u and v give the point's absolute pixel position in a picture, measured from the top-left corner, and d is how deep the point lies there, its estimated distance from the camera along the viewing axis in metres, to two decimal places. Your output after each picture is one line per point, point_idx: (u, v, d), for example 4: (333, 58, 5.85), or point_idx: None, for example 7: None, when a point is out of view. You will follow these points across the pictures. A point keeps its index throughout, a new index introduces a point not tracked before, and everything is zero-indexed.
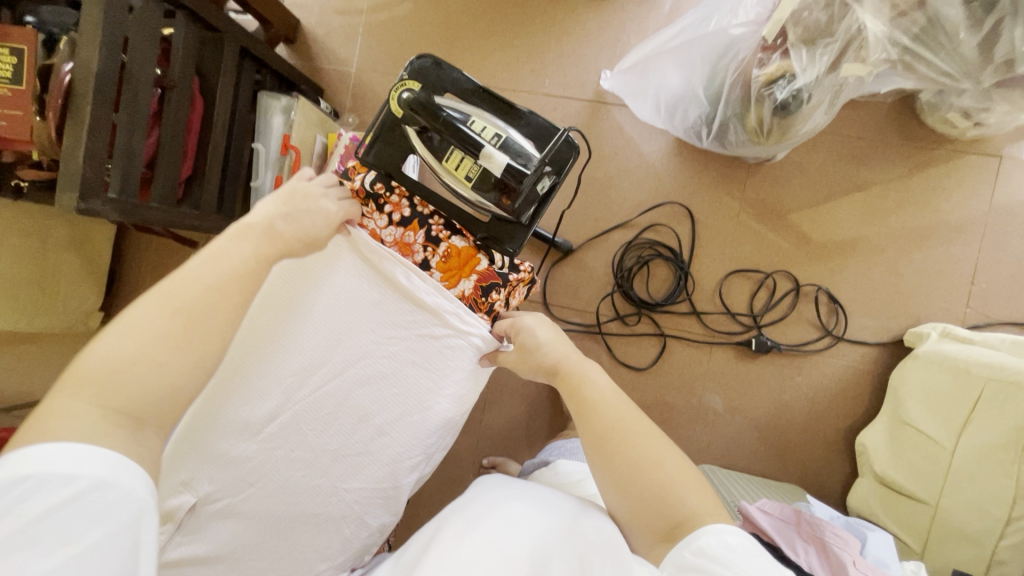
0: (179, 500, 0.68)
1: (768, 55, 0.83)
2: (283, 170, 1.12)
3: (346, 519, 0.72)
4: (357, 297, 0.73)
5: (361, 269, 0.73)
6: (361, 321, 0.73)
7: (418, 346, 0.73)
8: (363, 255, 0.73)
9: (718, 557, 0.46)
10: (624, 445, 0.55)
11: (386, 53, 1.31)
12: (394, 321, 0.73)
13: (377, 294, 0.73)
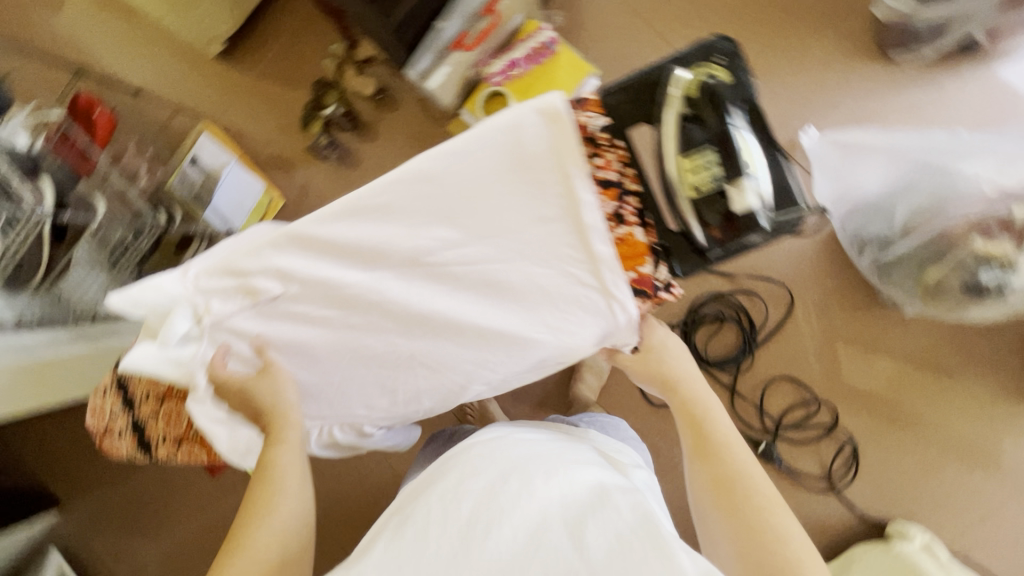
0: (267, 285, 0.62)
1: (1000, 232, 0.79)
2: (472, 28, 1.08)
3: (398, 401, 0.64)
4: (534, 200, 0.56)
5: (553, 174, 0.56)
6: (523, 226, 0.57)
7: (555, 288, 0.58)
8: (563, 161, 0.55)
9: None
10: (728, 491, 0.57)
11: None
12: (555, 249, 0.57)
13: (554, 211, 0.56)
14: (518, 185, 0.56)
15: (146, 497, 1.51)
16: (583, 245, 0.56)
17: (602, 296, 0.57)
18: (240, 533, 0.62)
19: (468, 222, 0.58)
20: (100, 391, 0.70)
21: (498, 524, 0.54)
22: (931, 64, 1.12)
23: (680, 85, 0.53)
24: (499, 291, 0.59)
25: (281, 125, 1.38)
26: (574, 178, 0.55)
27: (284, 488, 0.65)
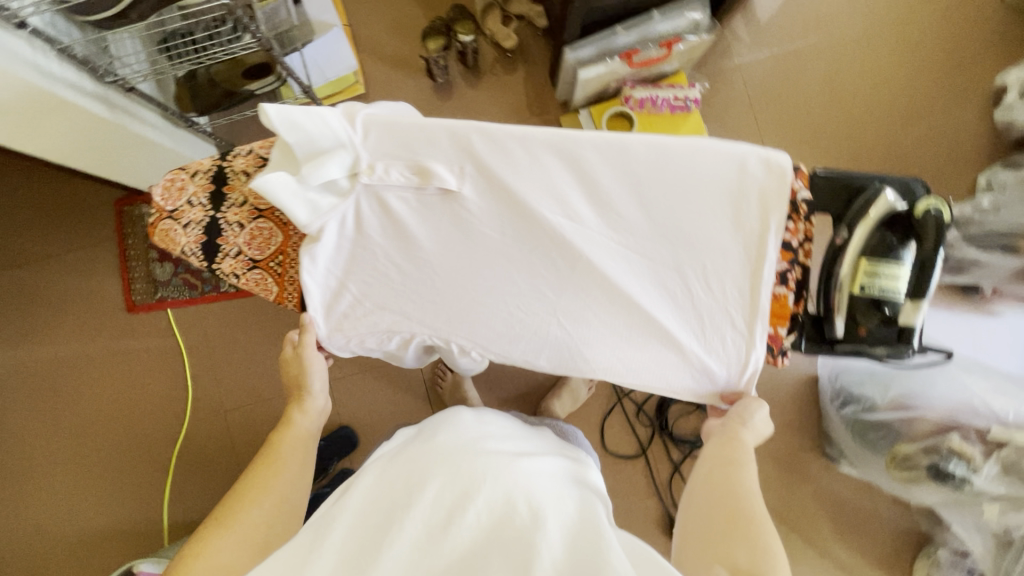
0: (444, 174, 0.60)
1: (976, 439, 0.91)
2: (644, 49, 1.10)
3: (519, 329, 0.63)
4: (722, 231, 0.61)
5: (751, 218, 0.60)
6: (707, 247, 0.61)
7: (712, 316, 0.62)
8: (764, 211, 0.60)
9: None
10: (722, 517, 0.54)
11: (761, 87, 1.33)
12: (718, 277, 0.61)
13: (737, 248, 0.61)
14: (720, 214, 0.61)
15: (36, 299, 1.29)
16: (751, 292, 0.61)
17: (747, 344, 0.62)
18: (274, 445, 0.58)
19: (661, 221, 0.61)
20: (191, 172, 0.61)
21: (463, 511, 0.50)
22: (940, 288, 1.32)
23: (891, 204, 0.60)
24: (659, 289, 0.62)
25: (399, 22, 1.32)
26: (771, 233, 0.60)
27: (314, 407, 0.62)
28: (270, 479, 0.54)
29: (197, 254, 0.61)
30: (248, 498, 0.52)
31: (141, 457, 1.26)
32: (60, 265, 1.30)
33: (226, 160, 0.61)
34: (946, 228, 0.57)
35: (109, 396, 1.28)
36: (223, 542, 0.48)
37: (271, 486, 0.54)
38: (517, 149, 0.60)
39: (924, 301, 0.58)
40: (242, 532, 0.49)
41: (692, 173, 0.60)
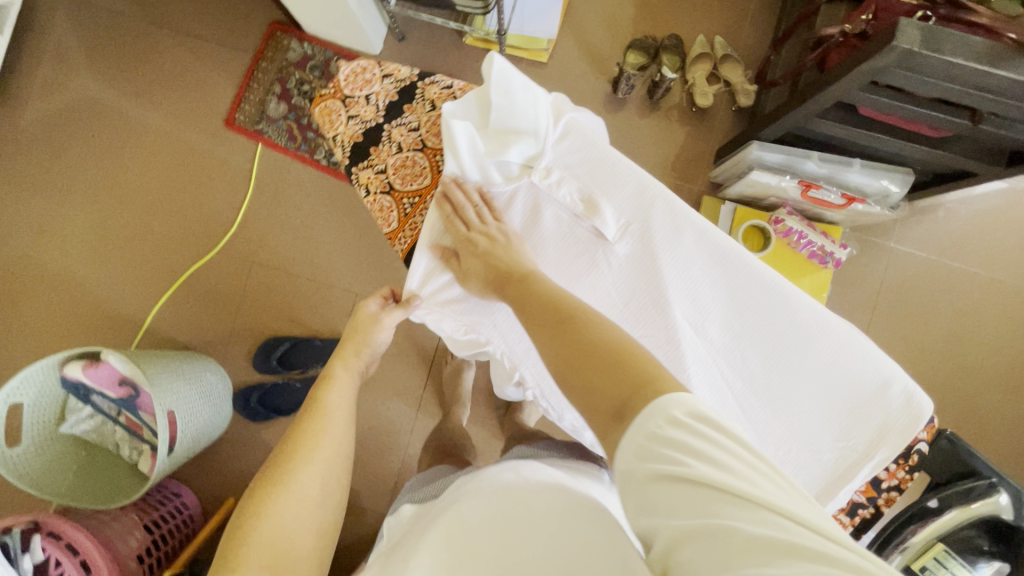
0: (607, 218, 0.56)
1: None
2: (824, 190, 1.03)
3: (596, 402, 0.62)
4: (824, 431, 0.57)
5: (860, 438, 0.56)
6: (804, 436, 0.57)
7: None
8: (877, 439, 0.55)
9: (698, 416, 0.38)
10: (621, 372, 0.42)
11: (902, 281, 1.26)
12: (794, 471, 0.57)
13: (828, 455, 0.56)
14: (836, 420, 0.56)
15: (159, 65, 1.30)
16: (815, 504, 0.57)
17: None
18: (319, 401, 0.62)
19: (777, 388, 0.57)
20: (384, 73, 0.60)
21: None
22: None
23: (998, 508, 0.55)
24: None
25: (616, 18, 1.27)
26: (869, 462, 0.56)
27: (354, 367, 0.68)
28: (317, 438, 0.59)
29: (345, 148, 0.60)
30: (290, 465, 0.56)
31: (161, 255, 1.27)
32: (196, 47, 1.30)
33: (421, 80, 0.59)
34: None
35: (167, 186, 1.28)
36: (283, 509, 0.52)
37: (315, 449, 0.58)
38: (685, 233, 0.56)
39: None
40: (300, 497, 0.54)
41: (834, 361, 0.56)
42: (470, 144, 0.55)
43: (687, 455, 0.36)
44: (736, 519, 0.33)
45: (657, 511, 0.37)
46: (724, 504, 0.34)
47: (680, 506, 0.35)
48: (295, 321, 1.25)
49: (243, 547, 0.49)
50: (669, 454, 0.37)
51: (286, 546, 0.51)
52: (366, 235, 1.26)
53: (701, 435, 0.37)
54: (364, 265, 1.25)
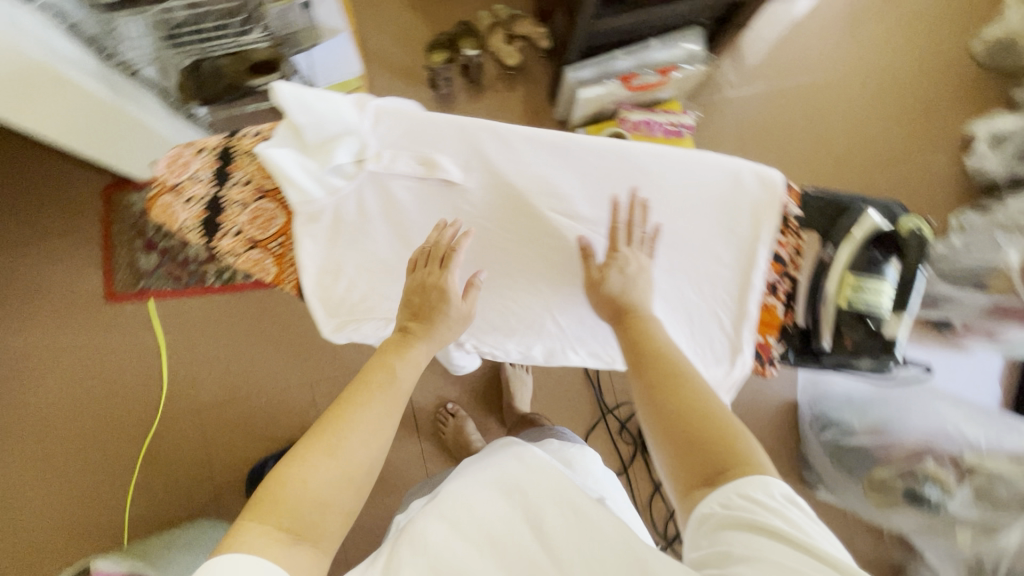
0: (448, 167, 0.61)
1: (948, 465, 0.91)
2: (642, 76, 1.15)
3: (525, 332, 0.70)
4: (713, 240, 0.64)
5: (743, 230, 0.63)
6: (700, 252, 0.65)
7: (701, 317, 0.67)
8: (756, 223, 0.63)
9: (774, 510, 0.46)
10: (696, 446, 0.51)
11: (751, 120, 1.39)
12: (707, 283, 0.66)
13: (727, 258, 0.64)
14: (717, 223, 0.63)
15: (13, 284, 1.25)
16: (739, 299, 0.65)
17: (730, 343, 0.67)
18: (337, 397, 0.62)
19: (658, 228, 0.64)
20: (197, 149, 0.61)
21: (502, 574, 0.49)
22: (916, 323, 1.37)
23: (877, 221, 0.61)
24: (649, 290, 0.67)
25: (406, 34, 1.36)
26: (761, 243, 0.63)
27: None
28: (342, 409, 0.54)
29: (196, 230, 0.61)
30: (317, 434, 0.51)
31: (107, 454, 1.21)
32: (42, 250, 1.27)
33: (232, 139, 0.61)
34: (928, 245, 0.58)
35: (79, 389, 1.23)
36: (310, 475, 0.48)
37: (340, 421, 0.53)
38: (516, 146, 0.61)
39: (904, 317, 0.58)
40: (329, 472, 0.48)
41: (690, 182, 0.63)
42: (303, 168, 0.59)
43: (744, 509, 0.46)
44: (779, 558, 0.42)
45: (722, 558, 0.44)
46: (790, 565, 0.42)
47: (733, 542, 0.45)
48: (268, 440, 1.22)
49: (274, 510, 0.46)
50: (743, 528, 0.45)
51: (315, 520, 0.47)
52: (292, 327, 1.26)
53: (766, 502, 0.46)
54: (304, 355, 1.25)
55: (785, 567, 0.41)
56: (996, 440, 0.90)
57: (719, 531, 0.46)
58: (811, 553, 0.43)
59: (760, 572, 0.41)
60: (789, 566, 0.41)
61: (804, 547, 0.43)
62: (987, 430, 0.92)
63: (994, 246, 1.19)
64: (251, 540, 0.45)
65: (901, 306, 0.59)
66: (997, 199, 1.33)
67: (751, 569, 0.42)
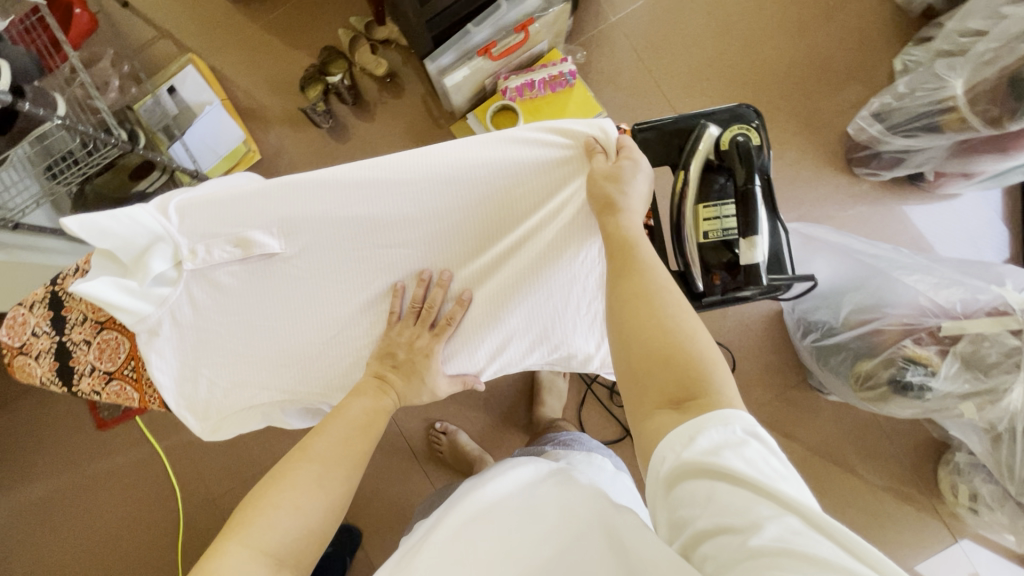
0: (263, 239, 0.59)
1: (929, 341, 0.82)
2: (501, 40, 1.08)
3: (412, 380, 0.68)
4: (550, 215, 0.59)
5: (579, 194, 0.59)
6: (542, 230, 0.60)
7: (568, 296, 0.62)
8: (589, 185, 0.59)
9: (744, 441, 0.39)
10: (668, 362, 0.45)
11: (647, 36, 1.30)
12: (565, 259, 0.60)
13: (573, 226, 0.59)
14: (549, 200, 0.59)
15: (16, 439, 1.33)
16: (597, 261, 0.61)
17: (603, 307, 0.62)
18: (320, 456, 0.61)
19: (490, 221, 0.60)
20: (29, 304, 0.62)
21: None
22: (888, 186, 1.26)
23: (715, 141, 0.56)
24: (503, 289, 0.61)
25: (277, 80, 1.33)
26: None
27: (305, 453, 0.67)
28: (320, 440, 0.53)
29: (56, 382, 0.61)
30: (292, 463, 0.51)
31: (149, 563, 1.29)
32: (31, 400, 1.34)
33: (56, 283, 0.61)
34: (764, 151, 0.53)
35: (107, 514, 1.30)
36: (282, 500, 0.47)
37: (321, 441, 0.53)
38: (322, 192, 0.59)
39: (760, 234, 0.51)
40: (311, 500, 0.47)
41: (506, 165, 0.59)
42: (124, 291, 0.58)
43: (699, 451, 0.39)
44: (732, 505, 0.36)
45: (683, 509, 0.38)
46: (761, 508, 0.35)
47: (683, 496, 0.39)
48: None
49: (252, 527, 0.44)
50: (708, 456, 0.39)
51: (299, 543, 0.46)
52: None
53: (714, 442, 0.39)
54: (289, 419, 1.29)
55: (738, 517, 0.35)
56: (972, 298, 0.81)
57: (672, 485, 0.40)
58: (771, 499, 0.36)
59: (704, 528, 0.36)
60: (740, 511, 0.35)
61: (759, 491, 0.36)
62: (962, 289, 0.83)
63: (937, 77, 1.03)
64: (228, 560, 0.42)
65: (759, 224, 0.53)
66: (936, 22, 1.19)
67: (703, 523, 0.37)
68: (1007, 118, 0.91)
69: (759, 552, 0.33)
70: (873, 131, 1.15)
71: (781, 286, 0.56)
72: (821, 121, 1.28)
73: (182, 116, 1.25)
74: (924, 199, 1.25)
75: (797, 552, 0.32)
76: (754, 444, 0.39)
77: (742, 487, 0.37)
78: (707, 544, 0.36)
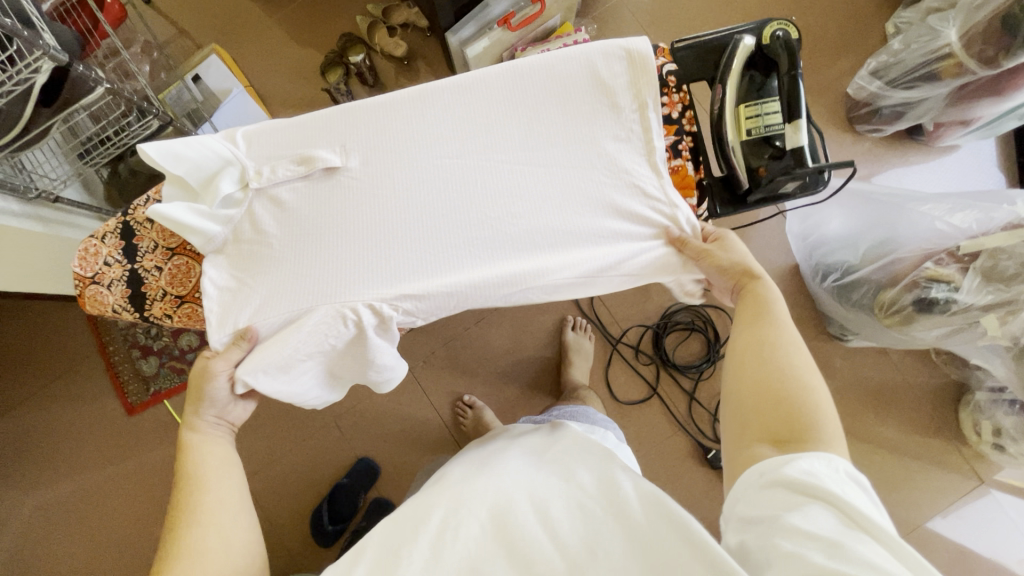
0: (325, 155, 0.62)
1: (949, 260, 0.87)
2: (519, 11, 1.13)
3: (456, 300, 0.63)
4: (599, 128, 0.63)
5: (628, 103, 0.62)
6: (593, 142, 0.63)
7: (615, 200, 0.62)
8: (637, 93, 0.62)
9: (833, 478, 0.42)
10: (779, 406, 0.49)
11: (650, 13, 1.37)
12: (616, 165, 0.62)
13: (622, 133, 0.62)
14: (596, 107, 0.63)
15: (37, 435, 1.30)
16: (645, 167, 0.63)
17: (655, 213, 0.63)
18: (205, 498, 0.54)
19: (541, 133, 0.63)
20: (100, 235, 0.64)
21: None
22: (889, 142, 1.32)
23: (749, 48, 0.60)
24: (560, 194, 0.63)
25: (297, 67, 1.37)
26: (648, 108, 0.62)
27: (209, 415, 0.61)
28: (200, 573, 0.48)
29: (128, 308, 0.64)
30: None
31: None
32: (52, 394, 1.32)
33: (128, 214, 0.64)
34: (799, 48, 0.58)
35: (131, 509, 1.28)
36: None
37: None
38: (390, 114, 0.63)
39: (802, 119, 0.57)
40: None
41: (553, 79, 0.63)
42: (195, 212, 0.61)
43: (794, 472, 0.42)
44: (835, 528, 0.38)
45: (771, 507, 0.41)
46: (847, 532, 0.37)
47: (771, 499, 0.42)
48: (313, 490, 1.26)
49: None
50: (799, 478, 0.42)
51: None
52: None
53: (818, 472, 0.42)
54: None
55: (842, 536, 0.37)
56: (986, 217, 0.86)
57: (768, 485, 0.43)
58: (877, 538, 0.37)
59: (794, 521, 0.39)
60: (825, 525, 0.38)
61: (862, 522, 0.38)
62: (975, 211, 0.88)
63: (930, 30, 1.10)
64: None
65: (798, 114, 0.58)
66: None
67: (799, 521, 0.39)
68: (1002, 57, 0.97)
69: (845, 561, 0.35)
70: (873, 88, 1.22)
71: (820, 176, 0.60)
72: (821, 86, 1.34)
73: (206, 103, 1.28)
74: (925, 154, 1.31)
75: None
76: (840, 489, 0.41)
77: (828, 509, 0.39)
78: (791, 539, 0.38)
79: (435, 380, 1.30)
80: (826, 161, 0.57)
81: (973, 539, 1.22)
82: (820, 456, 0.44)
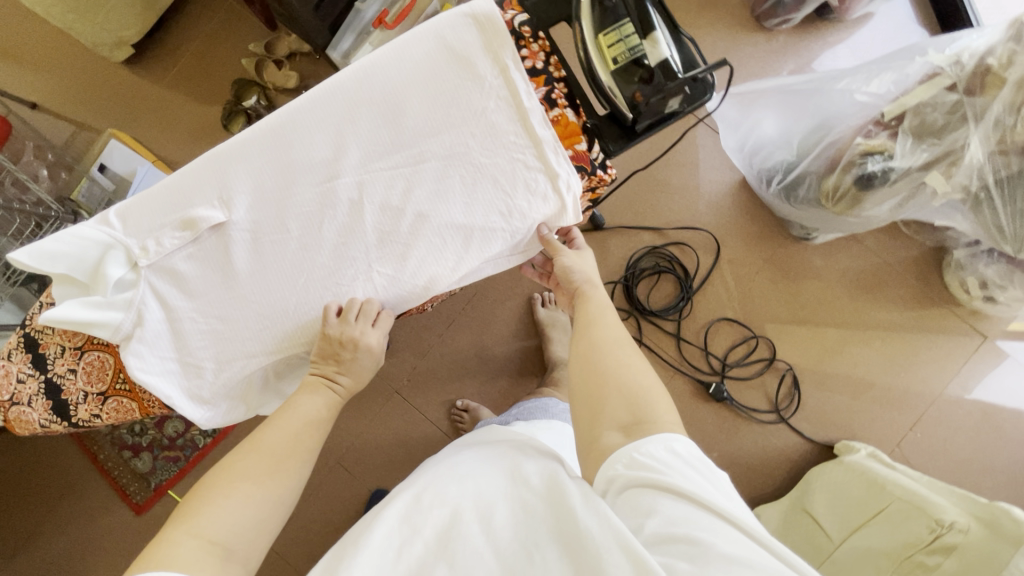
0: (207, 213, 0.59)
1: (878, 130, 0.84)
2: (390, 8, 1.07)
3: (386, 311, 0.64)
4: (467, 103, 0.60)
5: (488, 69, 0.59)
6: (466, 121, 0.60)
7: (505, 174, 0.60)
8: (494, 55, 0.59)
9: (676, 461, 0.45)
10: (620, 393, 0.52)
11: None
12: (495, 135, 0.60)
13: (492, 101, 0.60)
14: (459, 82, 0.60)
15: (55, 561, 1.29)
16: (526, 130, 0.60)
17: (549, 174, 0.60)
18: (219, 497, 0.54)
19: (409, 126, 0.60)
20: (7, 354, 0.62)
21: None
22: (803, 29, 1.28)
23: None
24: (451, 182, 0.60)
25: (199, 126, 1.34)
26: (511, 69, 0.59)
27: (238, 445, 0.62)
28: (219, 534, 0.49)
29: (54, 419, 0.62)
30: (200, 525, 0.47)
31: None
32: (58, 517, 1.30)
33: (27, 325, 0.62)
34: None
35: None
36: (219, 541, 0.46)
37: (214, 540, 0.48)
38: (252, 150, 0.60)
39: (658, 31, 0.55)
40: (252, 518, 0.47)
41: (404, 66, 0.60)
42: (90, 305, 0.58)
43: (642, 471, 0.45)
44: (681, 515, 0.41)
45: (629, 512, 0.43)
46: (698, 521, 0.40)
47: (631, 502, 0.43)
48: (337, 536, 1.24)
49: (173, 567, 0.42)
50: (648, 466, 0.45)
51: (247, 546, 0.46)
52: None
53: (662, 460, 0.45)
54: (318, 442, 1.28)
55: (690, 525, 0.40)
56: (902, 76, 0.83)
57: (625, 488, 0.45)
58: (725, 519, 0.41)
59: (655, 529, 0.40)
60: (681, 520, 0.40)
61: (713, 508, 0.41)
62: (889, 73, 0.85)
63: None
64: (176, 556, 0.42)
65: (654, 28, 0.55)
66: None
67: (657, 524, 0.41)
68: None
69: (704, 562, 0.37)
70: None
71: (700, 83, 0.57)
72: None
73: (120, 188, 1.26)
74: (841, 31, 1.27)
75: (742, 567, 0.36)
76: (678, 473, 0.44)
77: (671, 496, 0.42)
78: (658, 550, 0.39)
79: (424, 396, 1.28)
80: (696, 67, 0.55)
81: (990, 395, 1.21)
82: (660, 440, 0.47)
